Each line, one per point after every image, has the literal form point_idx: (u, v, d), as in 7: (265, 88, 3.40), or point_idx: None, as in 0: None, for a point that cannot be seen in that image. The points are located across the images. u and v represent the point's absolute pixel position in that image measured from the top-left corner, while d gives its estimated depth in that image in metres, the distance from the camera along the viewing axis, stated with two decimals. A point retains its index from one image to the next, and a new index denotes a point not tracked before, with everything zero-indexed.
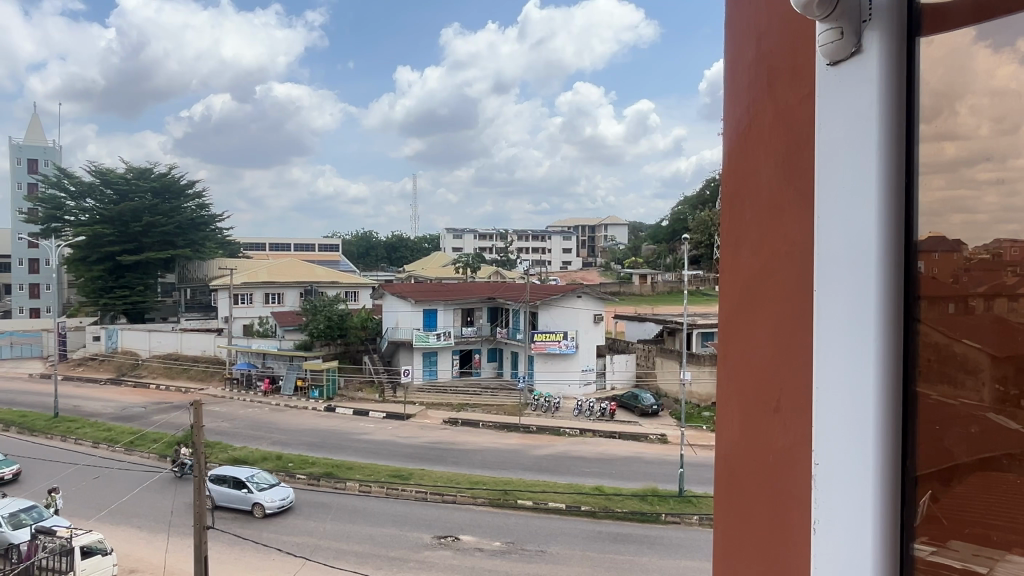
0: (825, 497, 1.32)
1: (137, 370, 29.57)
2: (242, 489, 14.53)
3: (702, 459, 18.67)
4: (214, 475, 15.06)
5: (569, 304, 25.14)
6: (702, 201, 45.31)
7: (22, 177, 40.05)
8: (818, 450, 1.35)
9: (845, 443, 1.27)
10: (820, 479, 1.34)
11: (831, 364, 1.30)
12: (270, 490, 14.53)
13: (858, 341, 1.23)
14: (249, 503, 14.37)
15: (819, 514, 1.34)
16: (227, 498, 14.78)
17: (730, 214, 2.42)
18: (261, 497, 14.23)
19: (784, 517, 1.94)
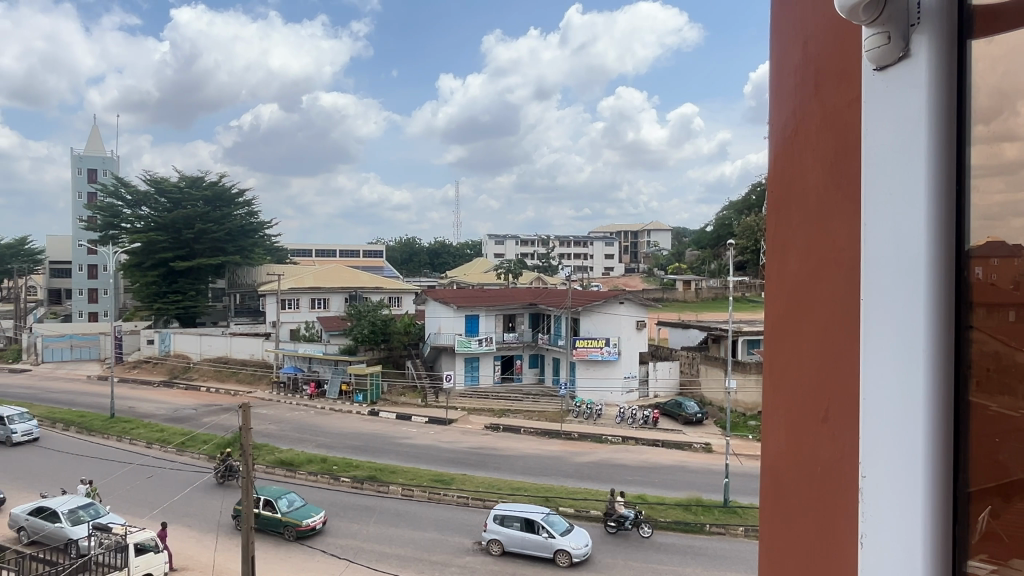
0: (876, 507, 1.26)
1: (187, 373, 30.37)
2: (539, 534, 12.42)
3: (748, 469, 18.29)
4: (496, 515, 12.82)
5: (610, 310, 25.00)
6: (748, 206, 44.49)
7: (82, 186, 41.68)
8: (869, 464, 1.29)
9: (897, 456, 1.21)
10: (868, 494, 1.29)
11: (875, 381, 1.27)
12: (571, 535, 12.49)
13: (910, 347, 1.19)
14: (550, 550, 12.29)
15: (866, 531, 1.29)
16: (518, 543, 12.57)
17: (775, 221, 2.36)
18: (566, 544, 12.14)
19: (833, 530, 1.89)
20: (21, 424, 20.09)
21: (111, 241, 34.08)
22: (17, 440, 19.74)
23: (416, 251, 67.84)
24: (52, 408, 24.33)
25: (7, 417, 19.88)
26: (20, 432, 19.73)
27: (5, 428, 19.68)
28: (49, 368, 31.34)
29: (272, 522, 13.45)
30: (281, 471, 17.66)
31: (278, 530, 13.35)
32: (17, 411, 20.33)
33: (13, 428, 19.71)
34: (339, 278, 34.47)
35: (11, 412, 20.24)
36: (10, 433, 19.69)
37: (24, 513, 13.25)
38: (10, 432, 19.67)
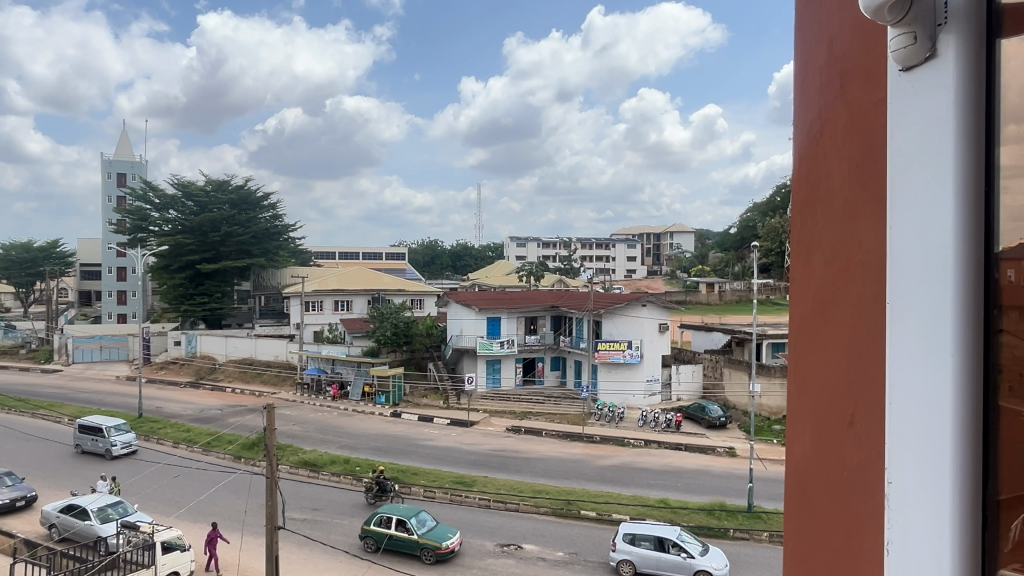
0: (901, 511, 1.24)
1: (214, 374, 30.77)
2: (677, 553, 11.69)
3: (772, 473, 18.08)
4: (626, 534, 12.02)
5: (632, 313, 24.90)
6: (772, 208, 44.04)
7: (112, 189, 42.34)
8: (895, 468, 1.27)
9: (923, 458, 1.19)
10: (896, 500, 1.27)
11: (900, 387, 1.26)
12: (707, 555, 11.85)
13: (939, 346, 1.16)
14: (689, 572, 11.56)
15: (893, 535, 1.27)
16: (651, 564, 11.76)
17: (800, 223, 2.33)
18: (709, 564, 11.48)
19: (857, 534, 1.85)
20: (121, 435, 19.12)
21: (139, 243, 34.64)
22: (116, 453, 18.77)
23: (438, 254, 67.99)
24: (83, 408, 24.77)
25: (106, 428, 18.91)
26: (120, 445, 18.75)
27: (104, 440, 18.72)
28: (80, 368, 31.89)
29: (408, 544, 12.47)
30: (304, 471, 17.83)
31: (415, 553, 12.44)
32: (116, 421, 19.36)
33: (113, 441, 18.73)
34: (362, 280, 34.74)
35: (109, 422, 19.27)
36: (109, 446, 18.71)
37: (55, 510, 13.53)
38: (110, 445, 18.69)
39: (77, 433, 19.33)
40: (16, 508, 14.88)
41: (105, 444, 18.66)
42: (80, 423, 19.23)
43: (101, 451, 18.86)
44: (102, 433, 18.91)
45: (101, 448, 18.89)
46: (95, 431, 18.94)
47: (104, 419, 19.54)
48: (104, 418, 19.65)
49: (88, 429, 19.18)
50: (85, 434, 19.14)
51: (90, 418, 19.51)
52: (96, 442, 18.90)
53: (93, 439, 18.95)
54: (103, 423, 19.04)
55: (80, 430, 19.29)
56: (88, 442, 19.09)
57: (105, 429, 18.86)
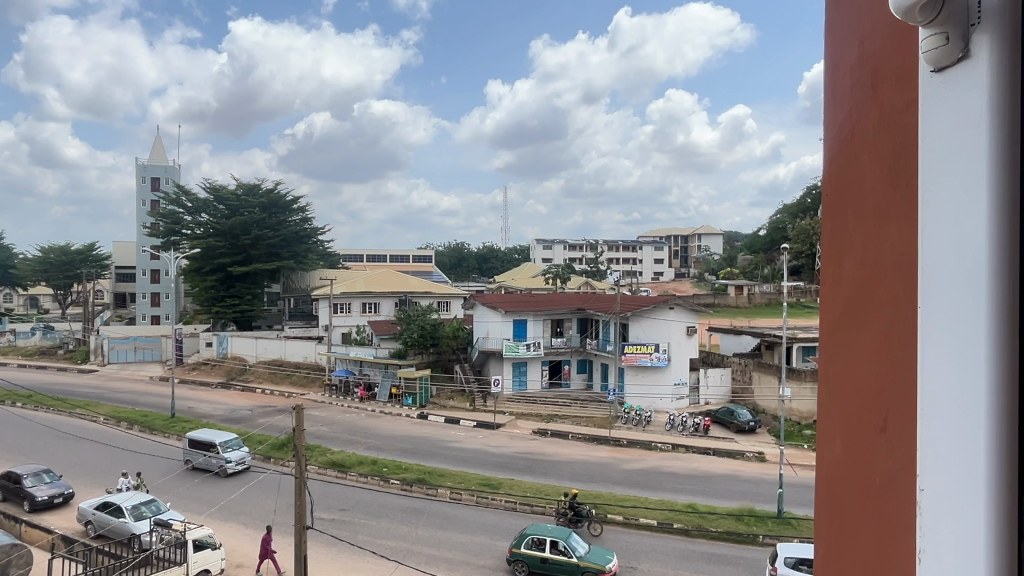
0: (933, 523, 1.22)
1: (244, 375, 31.19)
2: None
3: (803, 479, 17.78)
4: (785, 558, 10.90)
5: (660, 316, 24.71)
6: (803, 210, 43.44)
7: (146, 194, 43.15)
8: (928, 476, 1.25)
9: (955, 469, 1.17)
10: (928, 507, 1.24)
11: (933, 398, 1.23)
12: None
13: (972, 346, 1.13)
14: None
15: (924, 544, 1.25)
16: None
17: (831, 227, 2.27)
18: None
19: (892, 540, 1.80)
20: (233, 451, 18.04)
21: (172, 246, 35.27)
22: (230, 471, 17.66)
23: (464, 256, 68.21)
24: (117, 408, 25.26)
25: (218, 444, 17.83)
26: (234, 462, 17.65)
27: (217, 457, 17.63)
28: (115, 368, 32.56)
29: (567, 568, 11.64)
30: (332, 472, 17.99)
31: None
32: (227, 436, 18.29)
33: (227, 458, 17.63)
34: (390, 283, 35.00)
35: (220, 437, 18.22)
36: (222, 463, 17.62)
37: (91, 507, 13.86)
38: (224, 463, 17.60)
39: (186, 449, 18.30)
40: (54, 505, 15.20)
41: (218, 461, 17.57)
42: (189, 438, 18.21)
43: (213, 468, 17.79)
44: (213, 449, 17.85)
45: (215, 465, 17.81)
46: (207, 447, 17.85)
47: (214, 434, 18.52)
48: (212, 433, 18.63)
49: (199, 444, 18.18)
50: (196, 450, 18.08)
51: (199, 433, 18.54)
52: (208, 459, 17.83)
53: (204, 455, 17.89)
54: (215, 439, 17.97)
55: (190, 445, 18.28)
56: (199, 458, 18.04)
57: (217, 445, 17.79)
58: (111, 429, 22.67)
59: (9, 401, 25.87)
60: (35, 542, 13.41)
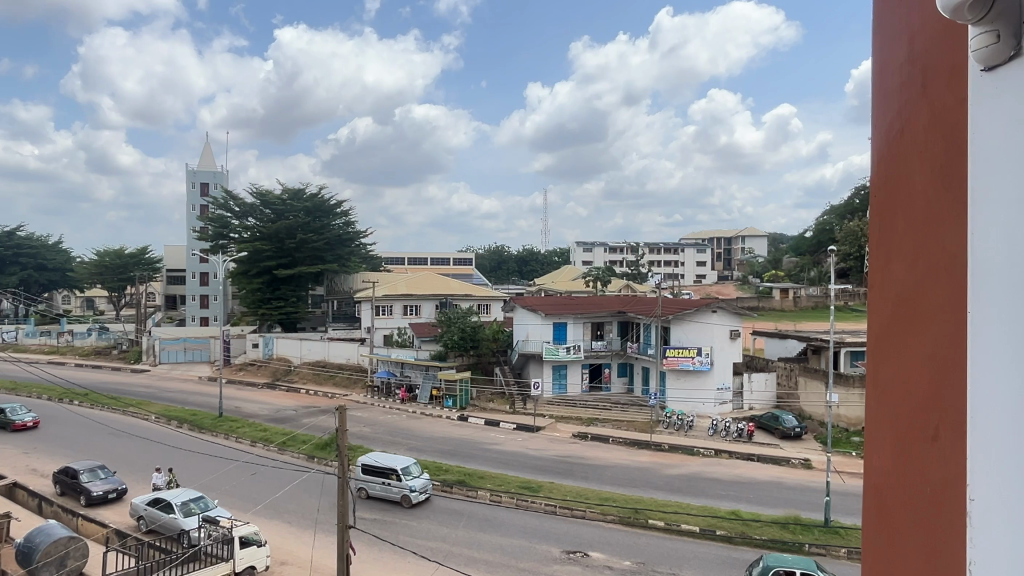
0: (990, 517, 1.28)
1: (289, 376, 31.80)
2: None
3: (851, 487, 17.28)
4: None
5: (702, 319, 24.35)
6: (851, 210, 42.29)
7: (196, 199, 44.37)
8: (984, 471, 1.30)
9: (1009, 459, 1.23)
10: (984, 504, 1.30)
11: (1005, 392, 1.22)
12: None
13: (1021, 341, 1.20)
14: None
15: (984, 540, 1.29)
16: None
17: (878, 231, 2.21)
18: None
19: (943, 551, 1.76)
20: (415, 478, 15.85)
21: (221, 250, 36.16)
22: (414, 500, 15.41)
23: (504, 259, 68.34)
24: (168, 406, 26.01)
25: (398, 470, 15.73)
26: (417, 489, 15.45)
27: (400, 485, 15.48)
28: (166, 368, 33.55)
29: None
30: None
31: None
32: (406, 461, 16.14)
33: (410, 486, 15.40)
34: (431, 286, 35.27)
35: (399, 462, 16.09)
36: (404, 491, 15.42)
37: (143, 503, 14.27)
38: (407, 491, 15.36)
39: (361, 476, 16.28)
40: (108, 500, 15.74)
41: (400, 488, 15.36)
42: (362, 464, 16.21)
43: (394, 497, 15.64)
44: (393, 475, 15.72)
45: (396, 494, 15.64)
46: (386, 474, 15.76)
47: (389, 458, 16.44)
48: (388, 458, 16.54)
49: (375, 471, 16.10)
50: (373, 477, 16.01)
51: (372, 457, 16.49)
52: (388, 487, 15.72)
53: (383, 483, 15.80)
54: (394, 464, 15.87)
55: (365, 471, 16.23)
56: (376, 487, 15.93)
57: (398, 471, 15.68)
58: (162, 427, 23.37)
59: (67, 399, 26.81)
60: (91, 535, 13.82)
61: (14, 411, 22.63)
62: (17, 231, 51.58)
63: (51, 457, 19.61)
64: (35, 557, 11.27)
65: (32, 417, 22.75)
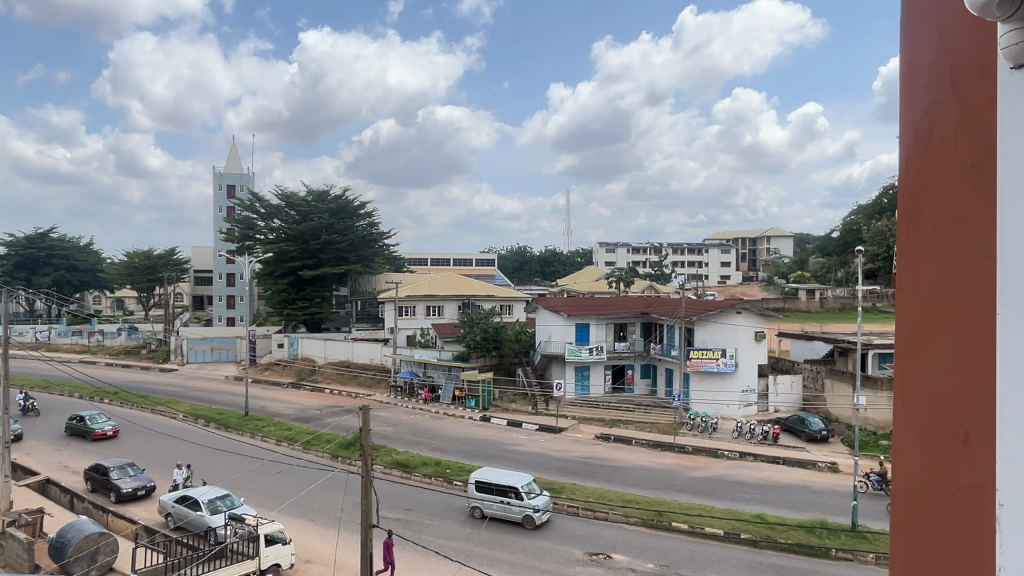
0: None
1: (314, 375, 32.11)
2: None
3: (879, 492, 16.99)
4: None
5: (727, 320, 24.14)
6: (879, 210, 41.55)
7: (222, 200, 44.99)
8: None
9: None
10: None
11: None
12: None
13: None
14: None
15: None
16: None
17: (907, 232, 2.16)
18: None
19: (976, 558, 1.70)
20: (537, 496, 14.64)
21: (247, 251, 36.63)
22: (539, 521, 14.34)
23: (527, 260, 68.30)
24: (196, 405, 26.38)
25: (520, 488, 14.46)
26: (541, 509, 14.32)
27: (523, 505, 14.24)
28: (193, 368, 34.07)
29: None
30: (397, 472, 18.25)
31: None
32: (525, 478, 14.87)
33: (535, 506, 14.25)
34: (454, 287, 35.36)
35: (517, 479, 14.82)
36: (529, 511, 14.30)
37: (171, 500, 14.51)
38: (531, 511, 14.26)
39: (473, 494, 14.99)
40: (138, 497, 16.02)
41: (525, 510, 14.21)
42: (476, 481, 14.91)
43: (515, 517, 14.49)
44: (514, 494, 14.43)
45: (518, 514, 14.43)
46: (506, 493, 14.45)
47: (502, 474, 15.17)
48: (499, 473, 15.25)
49: (491, 489, 14.78)
50: (489, 495, 14.75)
51: (484, 474, 15.17)
52: (508, 507, 14.46)
53: (501, 502, 14.58)
54: (514, 482, 14.58)
55: (480, 490, 14.88)
56: (493, 506, 14.71)
57: (519, 490, 14.42)
58: (189, 425, 23.73)
59: (98, 397, 27.36)
60: (120, 531, 14.08)
61: (93, 419, 21.73)
62: (51, 232, 52.83)
63: (83, 453, 20.01)
64: (67, 551, 11.54)
65: (112, 424, 21.85)
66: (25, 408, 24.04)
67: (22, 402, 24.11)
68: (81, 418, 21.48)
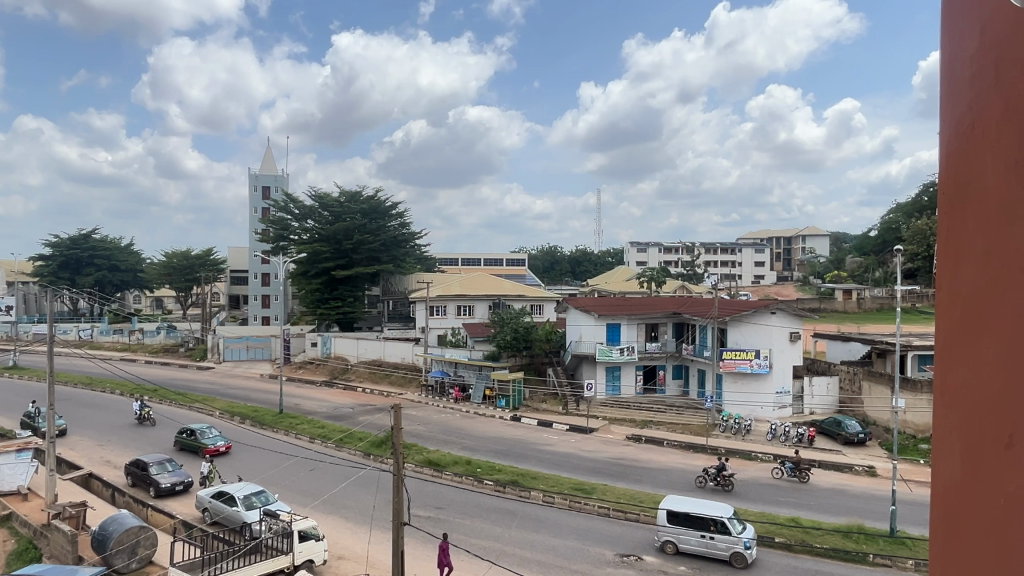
0: None
1: (346, 374, 32.42)
2: None
3: (918, 496, 16.59)
4: None
5: (761, 321, 23.80)
6: (919, 208, 40.50)
7: (257, 202, 45.81)
8: None
9: None
10: None
11: None
12: None
13: None
14: None
15: None
16: None
17: (948, 228, 2.09)
18: None
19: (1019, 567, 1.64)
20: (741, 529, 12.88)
21: (281, 251, 37.17)
22: (748, 559, 12.50)
23: (557, 260, 68.11)
24: (232, 402, 26.87)
25: (725, 518, 12.70)
26: (752, 546, 12.49)
27: (733, 539, 12.46)
28: (229, 367, 34.73)
29: None
30: (428, 470, 18.34)
31: None
32: (724, 509, 13.11)
33: (746, 540, 12.47)
34: (484, 286, 35.44)
35: (714, 509, 13.08)
36: (738, 547, 12.46)
37: (208, 495, 14.80)
38: (742, 548, 12.41)
39: (663, 525, 13.11)
40: (176, 492, 16.38)
41: (735, 545, 12.40)
42: (667, 511, 13.08)
43: (721, 555, 12.66)
44: (718, 526, 12.65)
45: (723, 551, 12.60)
46: (708, 526, 12.70)
47: (692, 503, 13.41)
48: (688, 502, 13.46)
49: (687, 519, 12.95)
50: (686, 527, 12.90)
51: (671, 503, 13.38)
52: (711, 543, 12.65)
53: (701, 537, 12.75)
54: (714, 512, 12.84)
55: (673, 521, 13.03)
56: (692, 541, 12.85)
57: (724, 522, 12.65)
58: (225, 422, 24.18)
59: (137, 394, 27.99)
60: (159, 525, 14.40)
61: (203, 433, 20.00)
62: (94, 232, 54.27)
63: (124, 449, 20.45)
64: (109, 544, 11.81)
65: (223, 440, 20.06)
66: (142, 417, 23.01)
67: (137, 410, 23.25)
68: (191, 433, 19.83)
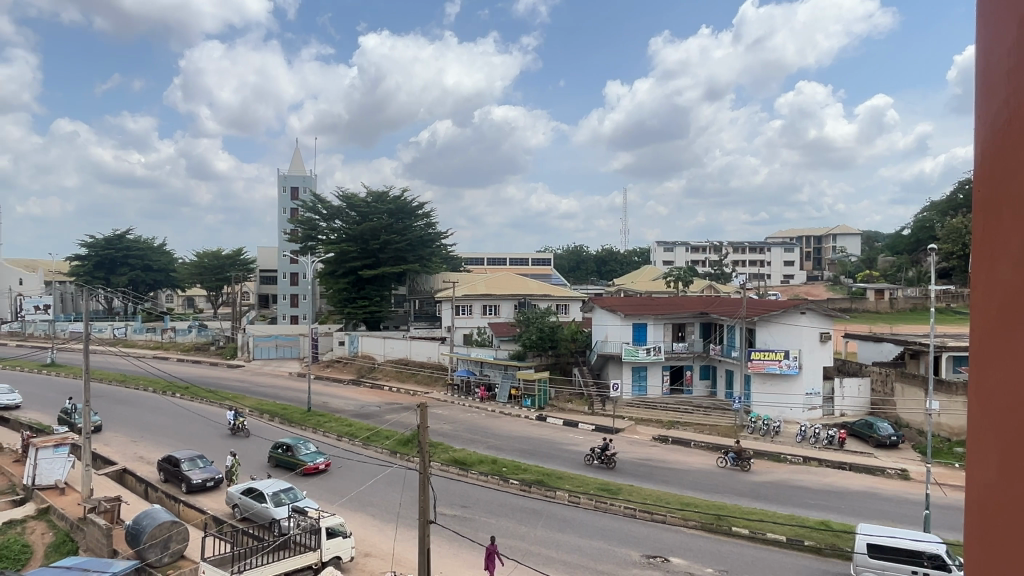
0: None
1: (373, 373, 32.64)
2: None
3: (953, 500, 16.23)
4: None
5: (790, 321, 23.46)
6: (954, 205, 39.59)
7: (286, 202, 46.64)
8: None
9: None
10: None
11: None
12: None
13: None
14: None
15: None
16: None
17: (984, 228, 2.03)
18: None
19: None
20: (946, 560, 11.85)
21: (310, 251, 37.62)
22: None
23: (583, 260, 68.00)
24: (262, 400, 27.25)
25: (937, 551, 11.59)
26: None
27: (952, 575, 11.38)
28: (258, 365, 35.27)
29: None
30: (454, 469, 18.36)
31: None
32: (925, 538, 12.01)
33: None
34: (510, 286, 35.44)
35: (915, 539, 11.93)
36: None
37: (238, 492, 15.04)
38: None
39: (864, 561, 11.78)
40: (207, 488, 16.65)
41: None
42: (871, 544, 11.76)
43: None
44: (931, 561, 11.54)
45: None
46: (922, 561, 11.54)
47: (883, 532, 12.21)
48: (880, 531, 12.22)
49: (892, 553, 11.73)
50: (896, 562, 11.64)
51: (864, 534, 12.09)
52: None
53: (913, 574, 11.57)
54: (924, 545, 11.67)
55: (877, 555, 11.75)
56: None
57: (938, 556, 11.52)
58: (255, 420, 24.53)
59: (170, 391, 28.54)
60: (191, 521, 14.67)
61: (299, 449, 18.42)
62: (128, 232, 55.50)
63: (156, 445, 20.85)
64: (143, 538, 12.05)
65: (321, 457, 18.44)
66: (236, 427, 21.75)
67: (231, 421, 22.04)
68: (286, 449, 18.29)
